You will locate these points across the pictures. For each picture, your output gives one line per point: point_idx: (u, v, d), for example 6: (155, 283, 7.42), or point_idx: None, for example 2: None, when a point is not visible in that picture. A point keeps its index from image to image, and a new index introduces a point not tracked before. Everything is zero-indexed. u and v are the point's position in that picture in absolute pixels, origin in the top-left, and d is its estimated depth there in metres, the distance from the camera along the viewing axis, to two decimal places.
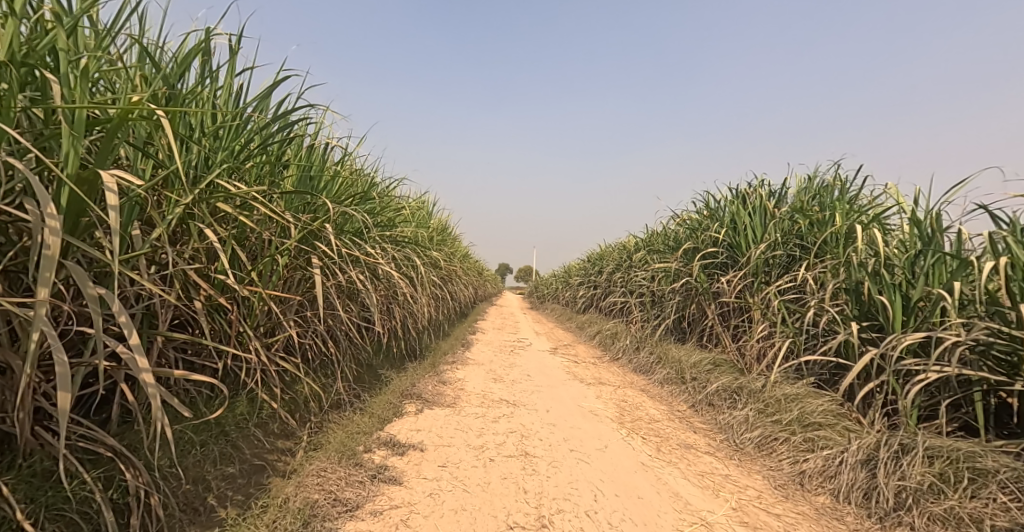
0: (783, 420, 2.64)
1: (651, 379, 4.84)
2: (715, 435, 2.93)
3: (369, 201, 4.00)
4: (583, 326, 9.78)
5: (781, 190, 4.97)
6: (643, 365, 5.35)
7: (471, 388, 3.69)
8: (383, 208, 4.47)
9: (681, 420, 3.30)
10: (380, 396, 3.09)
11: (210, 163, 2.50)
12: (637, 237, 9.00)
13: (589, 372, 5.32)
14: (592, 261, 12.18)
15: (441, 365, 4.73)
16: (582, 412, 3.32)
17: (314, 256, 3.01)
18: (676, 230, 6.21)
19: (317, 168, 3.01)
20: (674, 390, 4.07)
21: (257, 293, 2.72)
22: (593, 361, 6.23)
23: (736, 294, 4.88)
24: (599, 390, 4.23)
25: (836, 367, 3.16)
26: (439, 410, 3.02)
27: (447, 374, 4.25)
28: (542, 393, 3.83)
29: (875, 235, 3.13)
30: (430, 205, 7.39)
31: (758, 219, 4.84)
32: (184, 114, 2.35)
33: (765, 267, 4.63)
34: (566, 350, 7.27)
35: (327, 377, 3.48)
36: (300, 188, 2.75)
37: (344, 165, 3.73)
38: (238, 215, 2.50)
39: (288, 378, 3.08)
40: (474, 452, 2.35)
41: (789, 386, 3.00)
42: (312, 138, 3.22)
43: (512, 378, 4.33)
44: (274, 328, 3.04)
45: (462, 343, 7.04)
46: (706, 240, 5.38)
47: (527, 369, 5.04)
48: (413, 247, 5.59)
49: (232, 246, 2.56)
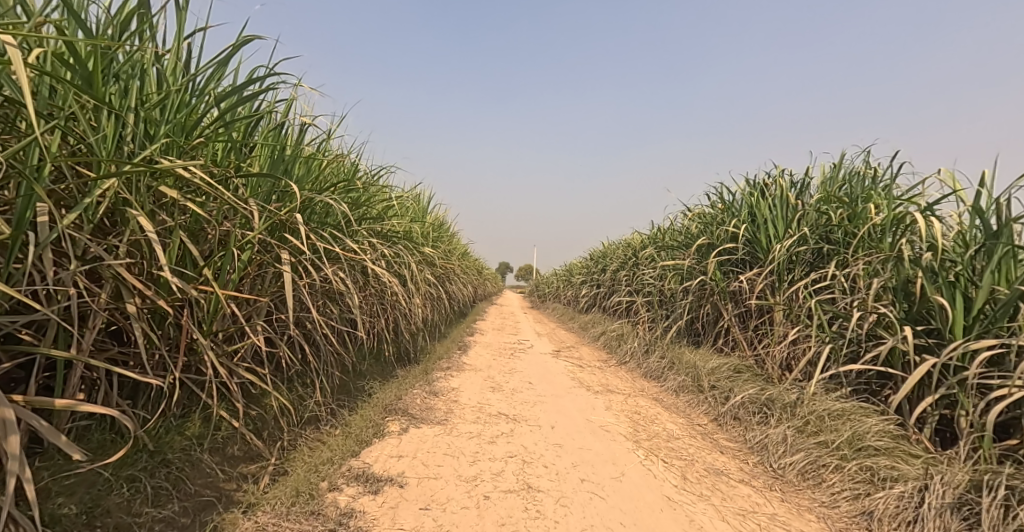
0: (830, 443, 2.24)
1: (664, 386, 4.44)
2: (747, 457, 2.53)
3: (351, 191, 3.61)
4: (587, 326, 9.36)
5: (804, 179, 4.56)
6: (654, 371, 4.94)
7: (466, 399, 3.30)
8: (367, 199, 4.07)
9: (703, 437, 2.91)
10: (360, 412, 2.70)
11: (152, 139, 2.11)
12: (642, 234, 8.62)
13: (596, 378, 4.92)
14: (595, 259, 11.75)
15: (435, 372, 4.34)
16: (592, 429, 2.93)
17: (283, 252, 2.62)
18: (687, 225, 5.80)
19: (288, 151, 2.63)
20: (693, 399, 3.67)
21: (213, 294, 2.34)
22: (599, 366, 5.83)
23: (756, 294, 4.47)
24: (608, 400, 3.84)
25: (878, 378, 2.78)
26: (428, 429, 2.62)
27: (440, 382, 3.86)
28: (545, 404, 3.45)
29: (930, 226, 2.72)
30: (425, 199, 6.96)
31: (779, 211, 4.44)
32: (115, 79, 1.96)
33: (789, 263, 4.23)
34: (570, 352, 6.86)
35: (301, 389, 3.10)
36: (265, 171, 2.37)
37: (321, 149, 3.34)
38: (185, 202, 2.12)
39: (255, 391, 2.70)
40: (465, 487, 1.95)
41: (830, 400, 2.61)
42: (282, 116, 2.83)
43: (512, 386, 3.93)
44: (237, 334, 2.65)
45: (460, 346, 6.63)
46: (723, 235, 4.97)
47: (528, 375, 4.65)
48: (405, 243, 5.19)
49: (180, 238, 2.17)
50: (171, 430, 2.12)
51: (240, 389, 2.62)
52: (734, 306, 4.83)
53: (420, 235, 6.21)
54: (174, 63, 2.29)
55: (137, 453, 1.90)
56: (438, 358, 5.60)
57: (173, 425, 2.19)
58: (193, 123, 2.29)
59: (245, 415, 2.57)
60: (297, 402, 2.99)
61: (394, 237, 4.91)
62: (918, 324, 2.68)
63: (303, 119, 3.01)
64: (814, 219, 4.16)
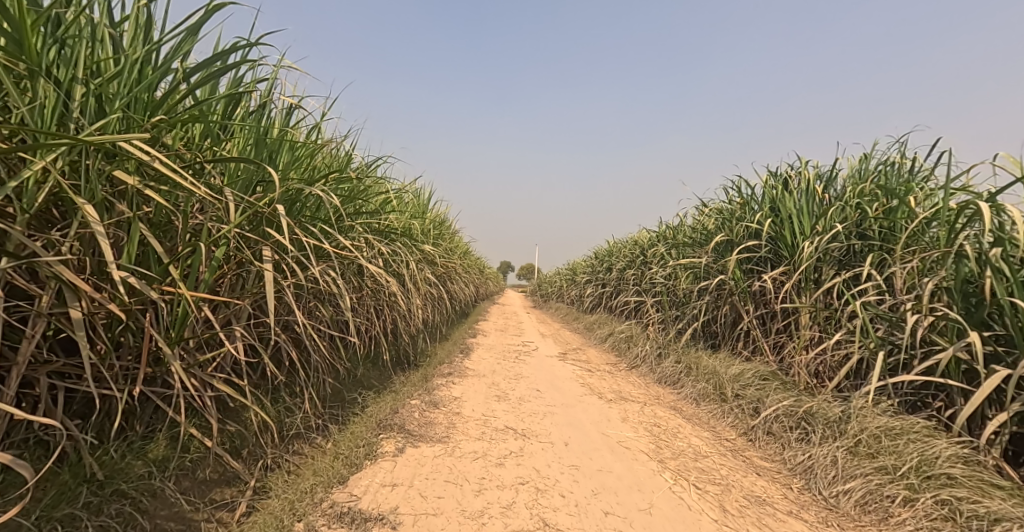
0: (892, 469, 1.95)
1: (681, 394, 4.14)
2: (788, 481, 2.23)
3: (342, 183, 3.30)
4: (593, 327, 9.07)
5: (832, 171, 4.25)
6: (669, 376, 4.64)
7: (469, 411, 3.00)
8: (362, 193, 3.77)
9: (734, 456, 2.61)
10: (352, 428, 2.41)
11: (105, 118, 1.82)
12: (650, 232, 8.30)
13: (606, 384, 4.62)
14: (600, 258, 11.44)
15: (436, 379, 4.05)
16: (611, 447, 2.63)
17: (264, 249, 2.32)
18: (703, 221, 5.48)
19: (271, 137, 2.34)
20: (716, 410, 3.37)
21: (181, 296, 2.05)
22: (609, 370, 5.54)
23: (780, 294, 4.17)
24: (623, 410, 3.54)
25: (926, 389, 2.49)
26: (428, 449, 2.32)
27: (441, 390, 3.57)
28: (556, 416, 3.15)
29: (996, 218, 2.39)
30: (426, 195, 6.66)
31: (806, 205, 4.13)
32: (56, 46, 1.67)
33: (817, 262, 3.93)
34: (576, 355, 6.56)
35: (286, 400, 2.83)
36: (241, 157, 2.06)
37: (310, 137, 3.05)
38: (145, 190, 1.83)
39: (234, 404, 2.41)
40: (470, 526, 1.66)
41: (882, 416, 2.31)
42: (263, 97, 2.52)
43: (519, 395, 3.64)
44: (212, 340, 2.35)
45: (461, 348, 6.33)
46: (743, 231, 4.66)
47: (536, 381, 4.35)
48: (403, 240, 4.89)
49: (140, 232, 1.88)
50: (129, 454, 1.84)
51: (216, 403, 2.33)
52: (755, 308, 4.53)
53: (420, 233, 5.91)
54: (134, 31, 2.00)
55: (80, 485, 1.60)
56: (438, 362, 5.30)
57: (134, 448, 1.90)
58: (156, 101, 2.00)
59: (221, 433, 2.29)
60: (281, 416, 2.71)
61: (392, 233, 4.61)
62: (979, 329, 2.38)
63: (289, 102, 2.71)
64: (844, 214, 3.86)
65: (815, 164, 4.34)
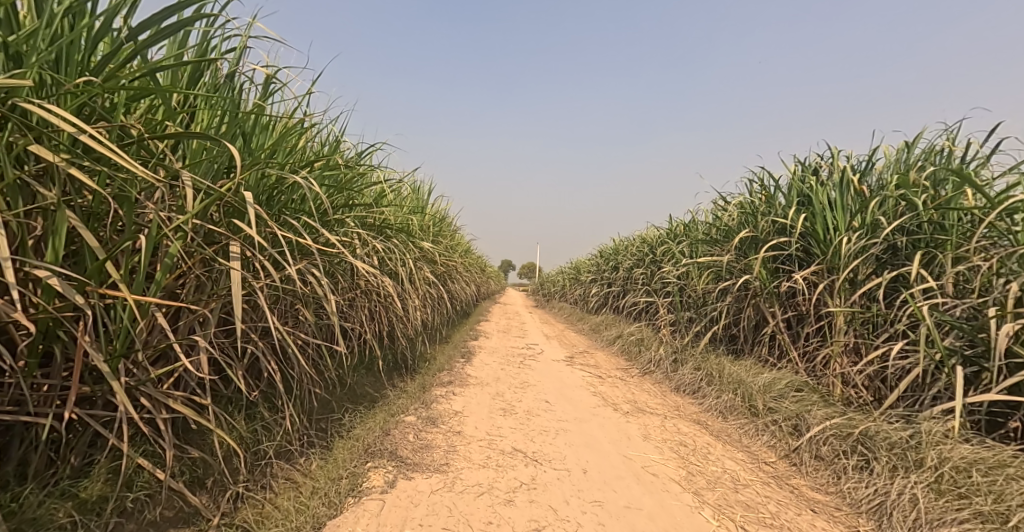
0: (995, 516, 1.59)
1: (704, 405, 3.78)
2: (853, 523, 1.88)
3: (328, 172, 2.94)
4: (599, 329, 8.71)
5: (868, 162, 3.88)
6: (688, 385, 4.29)
7: (472, 430, 2.65)
8: (354, 184, 3.42)
9: (779, 485, 2.25)
10: (336, 456, 2.06)
11: (17, 79, 1.46)
12: (660, 229, 7.94)
13: (620, 393, 4.27)
14: (606, 256, 11.06)
15: (434, 389, 3.69)
16: (637, 475, 2.28)
17: (231, 244, 1.96)
18: (721, 216, 5.11)
19: (242, 114, 1.98)
20: (748, 426, 3.01)
21: (124, 302, 1.70)
22: (621, 376, 5.19)
23: (812, 296, 3.81)
24: (643, 426, 3.19)
25: (997, 408, 2.15)
26: (423, 482, 1.97)
27: (440, 403, 3.22)
28: (570, 434, 2.80)
29: None
30: (426, 190, 6.30)
31: (840, 199, 3.77)
32: None
33: (853, 261, 3.58)
34: (584, 359, 6.21)
35: (259, 419, 2.48)
36: (194, 131, 1.71)
37: (291, 119, 2.68)
38: (69, 170, 1.47)
39: (196, 427, 2.06)
40: None
41: (962, 443, 1.95)
42: (231, 67, 2.15)
43: (526, 408, 3.28)
44: (167, 353, 1.99)
45: (462, 352, 5.97)
46: (768, 227, 4.30)
47: (543, 390, 4.00)
48: (400, 236, 4.53)
49: (67, 224, 1.53)
50: (52, 499, 1.49)
51: (173, 427, 1.97)
52: (781, 311, 4.17)
53: (418, 229, 5.55)
54: None
55: None
56: (437, 368, 4.96)
57: (62, 488, 1.56)
58: (94, 65, 1.65)
59: (178, 462, 1.94)
60: (254, 437, 2.36)
61: (387, 230, 4.26)
62: None
63: (264, 75, 2.34)
64: (885, 208, 3.51)
65: (850, 155, 3.97)
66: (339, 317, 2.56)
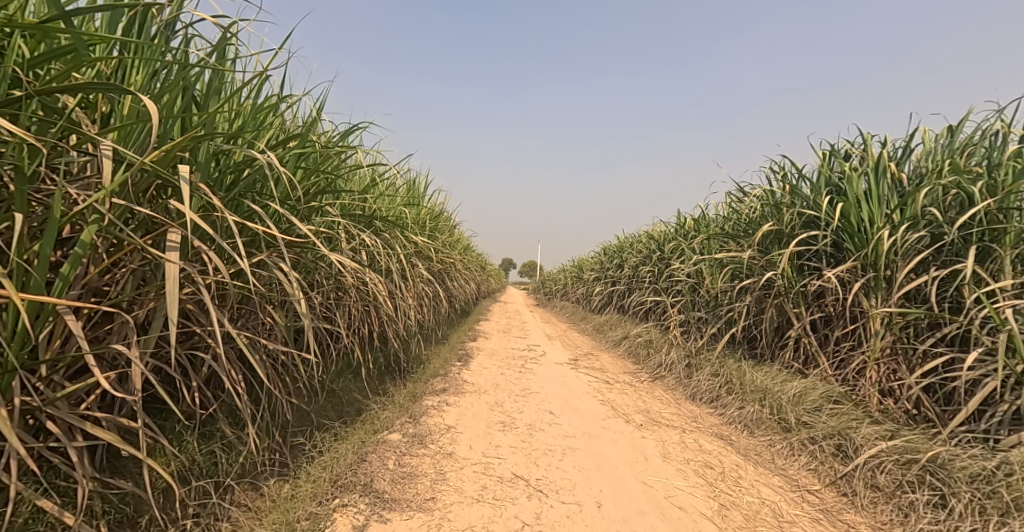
0: None
1: (725, 416, 3.42)
2: None
3: (304, 152, 2.58)
4: (604, 329, 8.34)
5: (906, 146, 3.52)
6: (705, 393, 3.93)
7: (466, 452, 2.29)
8: (337, 169, 3.06)
9: (833, 524, 1.87)
10: (299, 492, 1.70)
11: None
12: (668, 225, 7.57)
13: (630, 402, 3.91)
14: (610, 253, 10.68)
15: (426, 398, 3.34)
16: (661, 509, 1.92)
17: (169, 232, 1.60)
18: (739, 209, 4.74)
19: (183, 72, 1.61)
20: (781, 444, 2.65)
21: (13, 305, 1.34)
22: (629, 381, 4.83)
23: (844, 296, 3.46)
24: (661, 442, 2.83)
25: None
26: (402, 527, 1.62)
27: (431, 416, 2.86)
28: (578, 455, 2.44)
29: None
30: (422, 182, 5.93)
31: (876, 188, 3.42)
32: None
33: (892, 257, 3.24)
34: (589, 362, 5.84)
35: (215, 441, 2.13)
36: (110, 85, 1.34)
37: (259, 89, 2.32)
38: None
39: (125, 457, 1.70)
40: None
41: None
42: (173, 16, 1.77)
43: (528, 422, 2.92)
44: (86, 366, 1.63)
45: (460, 355, 5.62)
46: (794, 220, 3.93)
47: (547, 399, 3.64)
48: (391, 229, 4.17)
49: None
50: None
51: (94, 457, 1.61)
52: (807, 312, 3.81)
53: (413, 223, 5.19)
54: None
55: None
56: (431, 373, 4.60)
57: None
58: None
59: (101, 499, 1.57)
60: (205, 462, 2.01)
61: (376, 223, 3.89)
62: None
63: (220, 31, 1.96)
64: (930, 198, 3.15)
65: (886, 141, 3.61)
66: (311, 325, 2.20)
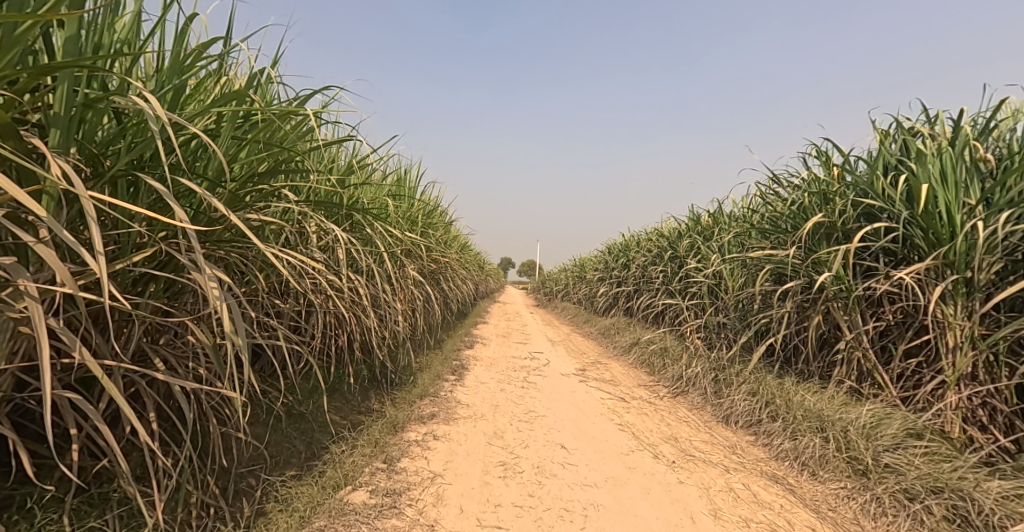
0: None
1: (772, 449, 2.82)
2: None
3: (245, 117, 1.97)
4: (611, 333, 7.74)
5: (987, 121, 2.93)
6: (742, 415, 3.33)
7: (454, 523, 1.72)
8: (297, 145, 2.45)
9: None
10: None
11: None
12: (680, 222, 6.98)
13: (653, 426, 3.32)
14: (614, 253, 10.10)
15: (409, 429, 2.74)
16: None
17: None
18: (773, 200, 4.14)
19: None
20: (861, 498, 2.06)
21: None
22: (647, 397, 4.24)
23: (916, 303, 2.88)
24: (705, 490, 2.24)
25: None
26: None
27: (412, 457, 2.28)
28: (604, 519, 1.84)
29: None
30: (410, 173, 5.33)
31: (955, 172, 2.84)
32: None
33: (980, 255, 2.66)
34: (598, 372, 5.25)
35: (107, 509, 1.52)
36: None
37: (179, 27, 1.72)
38: None
39: None
40: None
41: None
42: None
43: (536, 463, 2.33)
44: None
45: (454, 365, 5.03)
46: (846, 212, 3.34)
47: (556, 425, 3.05)
48: (371, 222, 3.57)
49: None
50: None
51: None
52: (862, 320, 3.23)
53: (400, 216, 4.59)
54: None
55: None
56: (421, 389, 4.00)
57: None
58: None
59: None
60: None
61: (353, 215, 3.30)
62: None
63: None
64: None
65: (961, 116, 3.02)
66: (244, 354, 1.61)
